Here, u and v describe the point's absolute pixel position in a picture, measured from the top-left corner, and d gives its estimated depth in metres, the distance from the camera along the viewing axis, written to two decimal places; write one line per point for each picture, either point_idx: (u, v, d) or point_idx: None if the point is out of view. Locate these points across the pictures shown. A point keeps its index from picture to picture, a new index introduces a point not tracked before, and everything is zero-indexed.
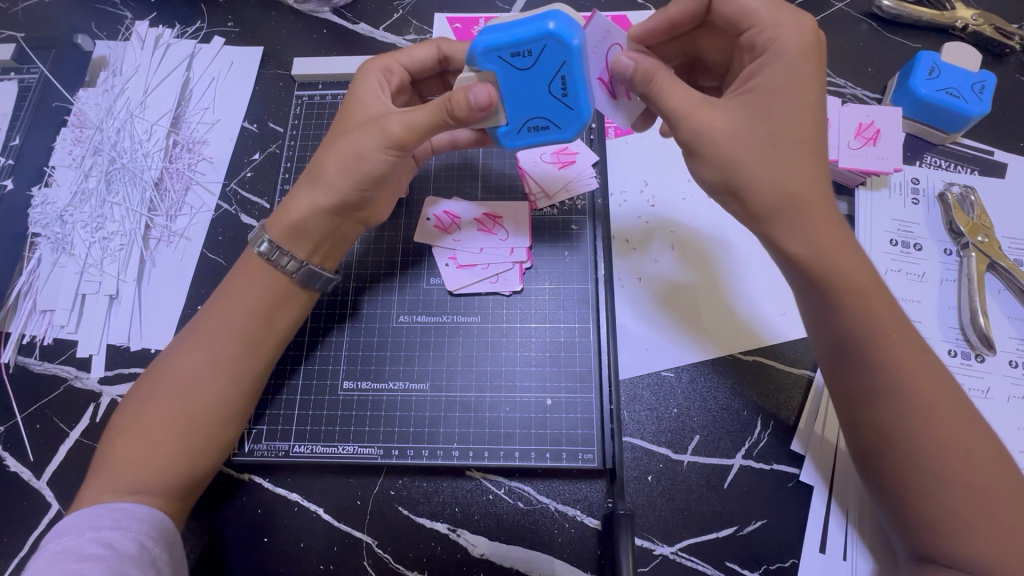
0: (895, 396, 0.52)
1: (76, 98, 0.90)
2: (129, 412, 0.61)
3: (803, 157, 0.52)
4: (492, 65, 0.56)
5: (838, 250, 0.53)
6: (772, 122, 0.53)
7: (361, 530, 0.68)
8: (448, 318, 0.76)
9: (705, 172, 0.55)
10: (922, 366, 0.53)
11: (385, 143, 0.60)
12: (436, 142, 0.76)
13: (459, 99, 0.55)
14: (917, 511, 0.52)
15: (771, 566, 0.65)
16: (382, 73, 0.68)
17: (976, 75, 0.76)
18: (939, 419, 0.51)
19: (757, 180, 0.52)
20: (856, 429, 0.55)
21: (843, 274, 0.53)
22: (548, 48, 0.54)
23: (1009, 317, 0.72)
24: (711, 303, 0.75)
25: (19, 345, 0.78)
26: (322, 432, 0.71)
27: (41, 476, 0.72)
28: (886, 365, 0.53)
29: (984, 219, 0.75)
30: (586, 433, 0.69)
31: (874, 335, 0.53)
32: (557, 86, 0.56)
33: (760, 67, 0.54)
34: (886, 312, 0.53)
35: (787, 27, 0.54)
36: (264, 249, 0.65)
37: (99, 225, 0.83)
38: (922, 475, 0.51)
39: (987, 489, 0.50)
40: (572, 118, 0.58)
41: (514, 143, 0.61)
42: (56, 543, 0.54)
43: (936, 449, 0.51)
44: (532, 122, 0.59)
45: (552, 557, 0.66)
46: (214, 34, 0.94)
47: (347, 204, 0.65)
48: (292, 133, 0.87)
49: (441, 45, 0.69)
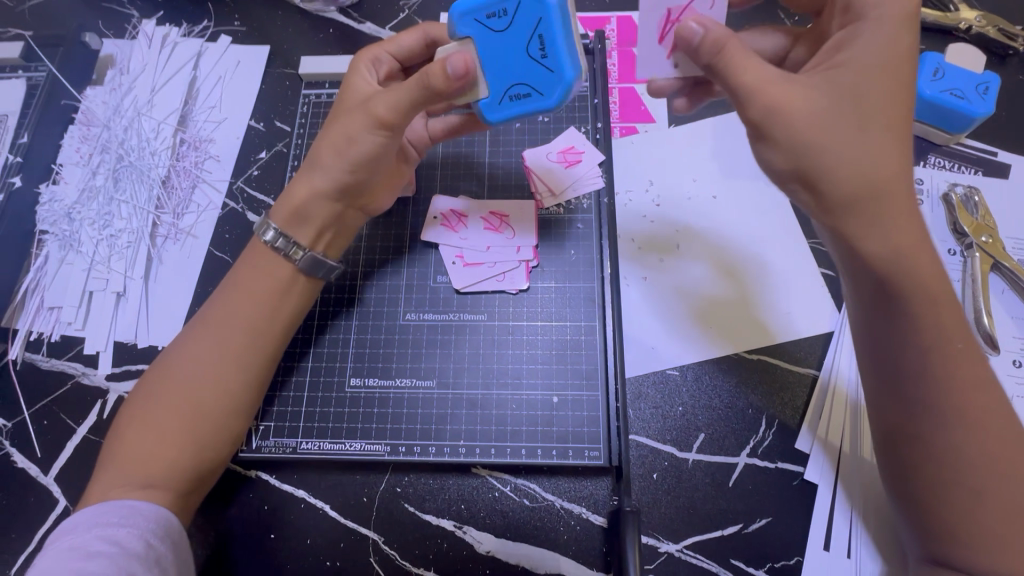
0: (941, 407, 0.52)
1: (84, 96, 0.90)
2: (136, 405, 0.62)
3: (891, 135, 0.52)
4: (470, 30, 0.59)
5: (915, 250, 0.52)
6: (859, 99, 0.52)
7: (367, 527, 0.68)
8: (454, 316, 0.76)
9: (774, 158, 0.54)
10: (980, 381, 0.52)
11: (374, 125, 0.61)
12: (432, 128, 0.76)
13: (436, 69, 0.55)
14: (942, 521, 0.52)
15: (776, 564, 0.65)
16: (370, 63, 0.69)
17: (980, 76, 0.77)
18: (985, 432, 0.51)
19: (835, 161, 0.51)
20: (895, 437, 0.55)
21: (909, 280, 0.52)
22: (522, 4, 0.57)
23: (1012, 317, 0.73)
24: (718, 303, 0.75)
25: (27, 342, 0.78)
26: (329, 429, 0.71)
27: (49, 472, 0.72)
28: (942, 376, 0.52)
29: (988, 220, 0.75)
30: (592, 431, 0.70)
31: (940, 348, 0.52)
32: (535, 47, 0.58)
33: (852, 39, 0.53)
34: (953, 326, 0.52)
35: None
36: (269, 237, 0.66)
37: (107, 222, 0.83)
38: (955, 487, 0.51)
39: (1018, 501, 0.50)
40: (555, 82, 0.59)
41: (497, 115, 0.62)
42: (62, 540, 0.54)
43: (977, 462, 0.51)
44: (513, 90, 0.60)
45: (557, 554, 0.67)
46: (220, 33, 0.94)
47: (345, 188, 0.65)
48: (299, 132, 0.87)
49: (427, 30, 0.70)
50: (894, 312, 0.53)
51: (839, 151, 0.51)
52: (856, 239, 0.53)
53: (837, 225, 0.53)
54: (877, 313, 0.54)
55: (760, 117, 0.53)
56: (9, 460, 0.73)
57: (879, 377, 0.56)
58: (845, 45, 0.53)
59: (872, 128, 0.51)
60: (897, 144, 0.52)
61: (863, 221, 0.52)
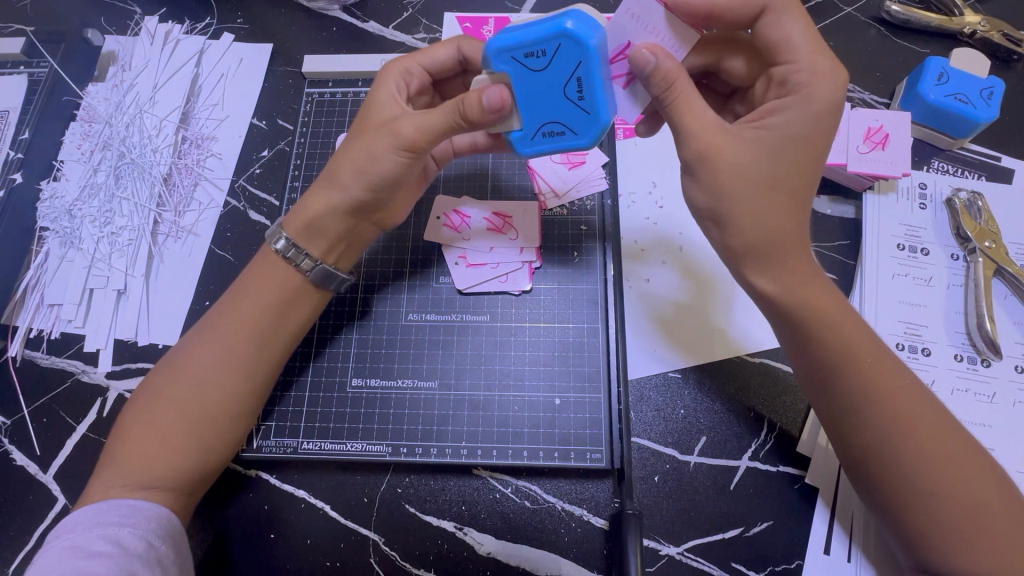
0: (881, 421, 0.53)
1: (85, 92, 0.90)
2: (140, 405, 0.62)
3: (803, 189, 0.54)
4: (506, 66, 0.56)
5: (808, 285, 0.55)
6: (778, 166, 0.53)
7: (367, 528, 0.68)
8: (456, 316, 0.76)
9: (697, 196, 0.56)
10: (902, 391, 0.54)
11: (399, 146, 0.60)
12: (457, 142, 0.75)
13: (471, 99, 0.55)
14: (915, 528, 0.52)
15: (776, 568, 0.65)
16: (402, 75, 0.68)
17: (985, 81, 0.76)
18: (922, 437, 0.52)
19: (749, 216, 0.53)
20: (849, 456, 0.56)
21: (814, 310, 0.55)
22: (561, 47, 0.53)
23: (1014, 323, 0.73)
24: (713, 312, 0.75)
25: (26, 339, 0.78)
26: (330, 429, 0.71)
27: (48, 470, 0.72)
28: (872, 392, 0.54)
29: (992, 225, 0.75)
30: (595, 433, 0.70)
31: (855, 363, 0.54)
32: (573, 89, 0.55)
33: (782, 107, 0.54)
34: (859, 343, 0.55)
35: (821, 74, 0.53)
36: (280, 246, 0.66)
37: (108, 219, 0.83)
38: (918, 494, 0.52)
39: (976, 494, 0.51)
40: (589, 125, 0.56)
41: (530, 149, 0.60)
42: (64, 539, 0.54)
43: (926, 465, 0.52)
44: (546, 128, 0.58)
45: (557, 556, 0.66)
46: (223, 30, 0.94)
47: (361, 204, 0.65)
48: (302, 131, 0.87)
49: (461, 45, 0.68)
50: (811, 343, 0.55)
51: (762, 197, 0.53)
52: (755, 283, 0.56)
53: (743, 273, 0.57)
54: (806, 347, 0.56)
55: (693, 159, 0.53)
56: (8, 457, 0.73)
57: (816, 404, 0.57)
58: (777, 111, 0.54)
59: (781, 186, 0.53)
60: (799, 199, 0.54)
61: (777, 270, 0.55)
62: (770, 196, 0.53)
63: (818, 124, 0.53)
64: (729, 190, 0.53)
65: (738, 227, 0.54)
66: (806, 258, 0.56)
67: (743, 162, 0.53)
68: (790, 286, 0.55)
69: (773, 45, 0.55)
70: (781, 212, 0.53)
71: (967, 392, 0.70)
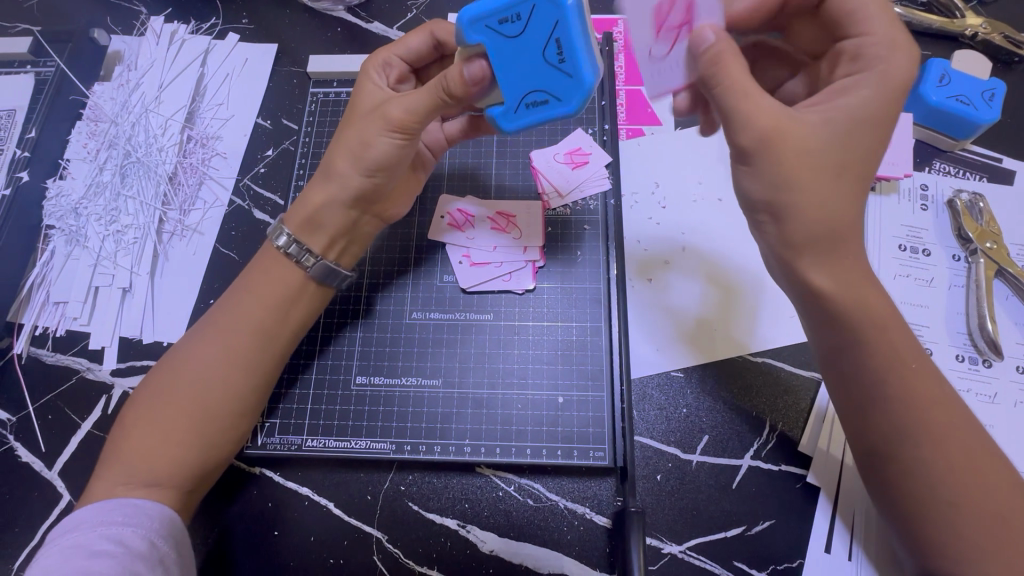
0: (907, 424, 0.53)
1: (92, 92, 0.90)
2: (140, 404, 0.62)
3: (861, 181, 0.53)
4: (481, 36, 0.56)
5: (864, 280, 0.54)
6: (843, 156, 0.52)
7: (370, 525, 0.68)
8: (460, 315, 0.76)
9: (753, 187, 0.55)
10: (935, 397, 0.54)
11: (390, 128, 0.61)
12: (448, 130, 0.77)
13: (453, 74, 0.56)
14: (928, 533, 0.53)
15: (778, 567, 0.65)
16: (381, 67, 0.69)
17: (985, 83, 0.77)
18: (947, 446, 0.53)
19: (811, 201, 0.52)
20: (871, 456, 0.56)
21: (863, 312, 0.54)
22: (537, 8, 0.53)
23: (1015, 323, 0.73)
24: (705, 324, 0.75)
25: (32, 336, 0.78)
26: (335, 426, 0.72)
27: (53, 467, 0.72)
28: (903, 399, 0.54)
29: (993, 226, 0.75)
30: (598, 431, 0.70)
31: (891, 370, 0.54)
32: (552, 52, 0.55)
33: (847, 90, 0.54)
34: (903, 347, 0.54)
35: (899, 46, 0.53)
36: (282, 242, 0.66)
37: (113, 218, 0.84)
38: (936, 500, 0.52)
39: (995, 504, 0.51)
40: (573, 88, 0.56)
41: (515, 124, 0.60)
42: (66, 537, 0.54)
43: (947, 473, 0.52)
44: (531, 97, 0.58)
45: (560, 554, 0.67)
46: (228, 30, 0.94)
47: (363, 195, 0.66)
48: (307, 130, 0.88)
49: (434, 30, 0.69)
50: (850, 345, 0.55)
51: (822, 186, 0.52)
52: (812, 277, 0.54)
53: (798, 266, 0.55)
54: (838, 348, 0.56)
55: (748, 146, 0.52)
56: (13, 455, 0.73)
57: (846, 403, 0.57)
58: (847, 91, 0.54)
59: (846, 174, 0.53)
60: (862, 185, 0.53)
61: (837, 265, 0.54)
62: (840, 179, 0.52)
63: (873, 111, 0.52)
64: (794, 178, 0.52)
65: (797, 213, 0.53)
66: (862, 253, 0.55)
67: (811, 146, 0.52)
68: (846, 283, 0.54)
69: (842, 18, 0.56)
70: (843, 201, 0.53)
71: (968, 393, 0.71)
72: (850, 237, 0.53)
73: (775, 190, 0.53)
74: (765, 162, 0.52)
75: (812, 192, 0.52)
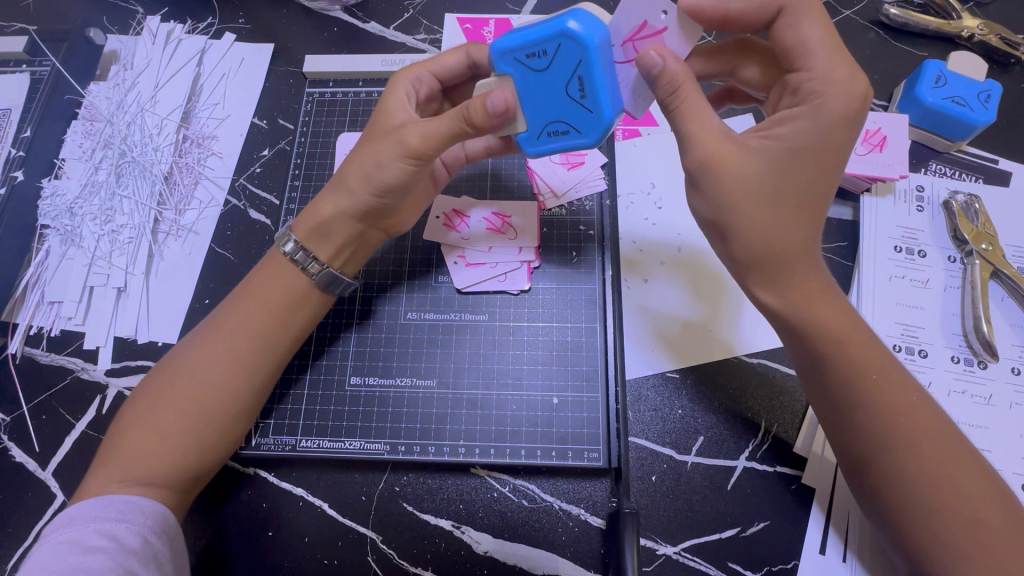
0: (884, 433, 0.53)
1: (87, 91, 0.90)
2: (140, 404, 0.62)
3: (804, 210, 0.54)
4: (510, 67, 0.56)
5: (819, 300, 0.55)
6: (779, 183, 0.53)
7: (364, 525, 0.68)
8: (455, 316, 0.76)
9: (700, 207, 0.56)
10: (906, 401, 0.54)
11: (403, 154, 0.60)
12: (470, 148, 0.76)
13: (476, 105, 0.55)
14: (914, 536, 0.53)
15: (774, 568, 0.65)
16: (412, 81, 0.68)
17: (981, 85, 0.77)
18: (924, 450, 0.53)
19: (752, 226, 0.53)
20: (854, 466, 0.56)
21: (814, 329, 0.55)
22: (561, 46, 0.53)
23: (1011, 324, 0.73)
24: (696, 326, 0.75)
25: (26, 336, 0.78)
26: (329, 427, 0.72)
27: (47, 467, 0.72)
28: (876, 406, 0.54)
29: (988, 227, 0.75)
30: (592, 432, 0.70)
31: (861, 377, 0.54)
32: (574, 88, 0.55)
33: (794, 117, 0.54)
34: (866, 357, 0.55)
35: (838, 82, 0.53)
36: (288, 249, 0.66)
37: (108, 217, 0.83)
38: (918, 504, 0.52)
39: (977, 506, 0.51)
40: (592, 122, 0.56)
41: (534, 149, 0.61)
42: (59, 533, 0.54)
43: (927, 477, 0.52)
44: (552, 127, 0.58)
45: (555, 555, 0.67)
46: (225, 30, 0.94)
47: (373, 210, 0.66)
48: (303, 130, 0.88)
49: (470, 51, 0.68)
50: (817, 356, 0.55)
51: (761, 212, 0.53)
52: (762, 298, 0.56)
53: (750, 289, 0.57)
54: (809, 357, 0.56)
55: (696, 167, 0.53)
56: (7, 454, 0.73)
57: (821, 410, 0.58)
58: (787, 120, 0.54)
59: (787, 201, 0.53)
60: (807, 210, 0.54)
61: (782, 286, 0.55)
62: (775, 207, 0.53)
63: (826, 137, 0.53)
64: (733, 203, 0.53)
65: (741, 237, 0.54)
66: (813, 274, 0.55)
67: (749, 170, 0.52)
68: (801, 300, 0.55)
69: (790, 50, 0.54)
70: (785, 225, 0.53)
71: (964, 394, 0.71)
72: (795, 262, 0.54)
73: (719, 210, 0.54)
74: (710, 184, 0.53)
75: (781, 214, 0.53)
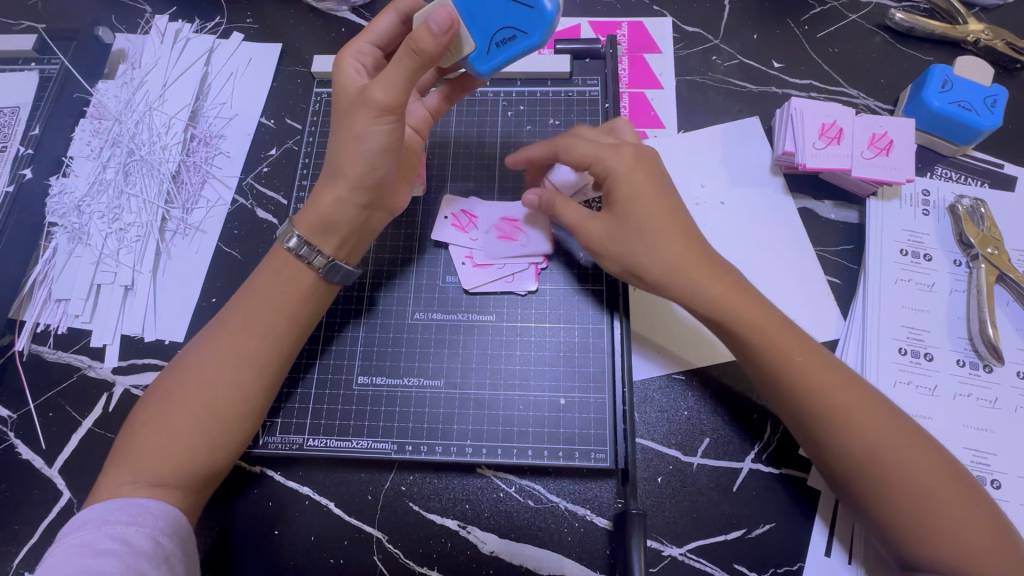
0: (821, 410, 0.59)
1: (96, 90, 0.90)
2: (152, 404, 0.62)
3: (674, 232, 0.64)
4: None
5: (730, 296, 0.62)
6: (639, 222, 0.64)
7: (371, 525, 0.69)
8: (463, 316, 0.76)
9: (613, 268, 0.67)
10: (834, 378, 0.60)
11: (376, 113, 0.60)
12: (429, 103, 0.76)
13: (420, 31, 0.54)
14: (871, 504, 0.57)
15: (778, 569, 0.65)
16: (357, 54, 0.67)
17: (987, 90, 0.77)
18: (860, 422, 0.57)
19: (646, 261, 0.64)
20: (829, 471, 0.60)
21: (735, 325, 0.62)
22: None
23: (1016, 328, 0.73)
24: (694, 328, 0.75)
25: (33, 333, 0.78)
26: (336, 426, 0.71)
27: (53, 464, 0.72)
28: (808, 386, 0.59)
29: (994, 232, 0.75)
30: (599, 433, 0.70)
31: (788, 362, 0.60)
32: None
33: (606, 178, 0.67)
34: (788, 342, 0.61)
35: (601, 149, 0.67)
36: (292, 244, 0.66)
37: (116, 216, 0.84)
38: (868, 474, 0.57)
39: (917, 468, 0.56)
40: (536, 18, 0.57)
41: (489, 65, 0.61)
42: (72, 537, 0.54)
43: (869, 447, 0.57)
44: (500, 35, 0.59)
45: (560, 555, 0.67)
46: (232, 30, 0.95)
47: (368, 189, 0.65)
48: (311, 130, 0.87)
49: (397, 6, 0.67)
50: (745, 347, 0.62)
51: (650, 246, 0.64)
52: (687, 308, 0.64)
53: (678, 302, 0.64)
54: (745, 349, 0.62)
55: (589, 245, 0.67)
56: (14, 451, 0.73)
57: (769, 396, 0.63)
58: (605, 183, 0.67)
59: (655, 230, 0.64)
60: (675, 229, 0.65)
61: (692, 296, 0.63)
62: (651, 239, 0.64)
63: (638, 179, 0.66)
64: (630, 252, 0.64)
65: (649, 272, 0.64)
66: (709, 274, 0.64)
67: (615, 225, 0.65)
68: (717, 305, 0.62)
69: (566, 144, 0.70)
70: (666, 249, 0.64)
71: (969, 398, 0.71)
72: (686, 280, 0.63)
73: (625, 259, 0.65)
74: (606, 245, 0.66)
75: (660, 241, 0.64)
